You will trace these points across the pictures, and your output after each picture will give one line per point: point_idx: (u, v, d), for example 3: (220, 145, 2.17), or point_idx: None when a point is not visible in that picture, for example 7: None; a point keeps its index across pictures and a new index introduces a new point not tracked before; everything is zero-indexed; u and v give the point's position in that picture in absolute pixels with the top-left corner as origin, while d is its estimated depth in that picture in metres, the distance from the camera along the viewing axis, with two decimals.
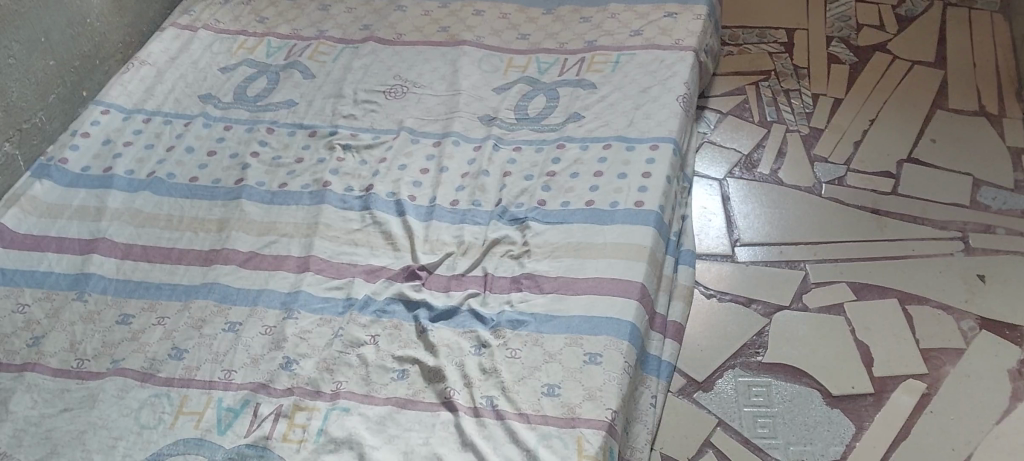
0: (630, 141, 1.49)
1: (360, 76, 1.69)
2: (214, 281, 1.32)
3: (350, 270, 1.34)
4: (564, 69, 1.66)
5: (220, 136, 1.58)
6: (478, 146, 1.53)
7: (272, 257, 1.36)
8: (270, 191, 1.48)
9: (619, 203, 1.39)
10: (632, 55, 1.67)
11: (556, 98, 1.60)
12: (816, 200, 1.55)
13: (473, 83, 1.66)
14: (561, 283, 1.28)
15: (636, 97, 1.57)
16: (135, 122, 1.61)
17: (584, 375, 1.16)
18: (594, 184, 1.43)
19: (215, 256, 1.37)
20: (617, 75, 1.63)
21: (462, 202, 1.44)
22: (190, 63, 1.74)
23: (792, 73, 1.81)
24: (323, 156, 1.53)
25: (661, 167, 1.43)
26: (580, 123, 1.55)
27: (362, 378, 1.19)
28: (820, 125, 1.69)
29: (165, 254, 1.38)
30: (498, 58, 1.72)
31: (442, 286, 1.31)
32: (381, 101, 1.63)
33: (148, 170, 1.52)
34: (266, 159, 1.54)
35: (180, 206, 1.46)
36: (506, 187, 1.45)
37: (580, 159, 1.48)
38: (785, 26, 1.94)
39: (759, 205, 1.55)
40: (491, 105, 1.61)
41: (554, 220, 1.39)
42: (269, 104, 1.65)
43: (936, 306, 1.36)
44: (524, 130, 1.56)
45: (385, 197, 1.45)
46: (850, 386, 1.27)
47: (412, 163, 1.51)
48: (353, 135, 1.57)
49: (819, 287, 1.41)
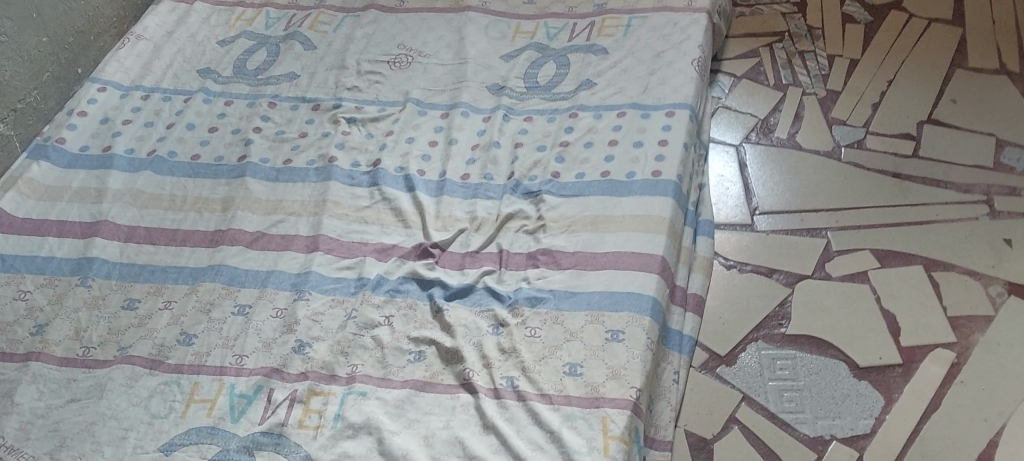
0: (645, 108, 1.45)
1: (363, 46, 1.64)
2: (221, 263, 1.29)
3: (360, 249, 1.31)
4: (573, 34, 1.61)
5: (221, 111, 1.54)
6: (487, 116, 1.49)
7: (280, 236, 1.33)
8: (275, 168, 1.43)
9: (636, 174, 1.35)
10: (643, 18, 1.61)
11: (567, 65, 1.55)
12: (836, 164, 1.51)
13: (480, 51, 1.60)
14: (579, 258, 1.25)
15: (649, 62, 1.53)
16: (133, 99, 1.56)
17: (607, 353, 1.13)
18: (609, 154, 1.39)
19: (221, 237, 1.33)
20: (629, 40, 1.58)
21: (474, 175, 1.40)
22: (187, 37, 1.69)
23: (807, 33, 1.76)
24: (327, 129, 1.49)
25: (677, 134, 1.39)
26: (592, 90, 1.50)
27: (378, 360, 1.15)
28: (837, 86, 1.64)
29: (169, 236, 1.34)
30: (505, 24, 1.66)
31: (456, 264, 1.28)
32: (386, 72, 1.58)
33: (149, 148, 1.47)
34: (269, 134, 1.49)
35: (182, 186, 1.41)
36: (518, 159, 1.41)
37: (594, 128, 1.43)
38: None
39: (777, 171, 1.51)
40: (499, 73, 1.56)
41: (570, 192, 1.35)
42: (270, 77, 1.60)
43: (963, 273, 1.33)
44: (535, 99, 1.51)
45: (394, 173, 1.41)
46: (877, 357, 1.24)
47: (420, 136, 1.47)
48: (358, 107, 1.52)
49: (842, 255, 1.37)
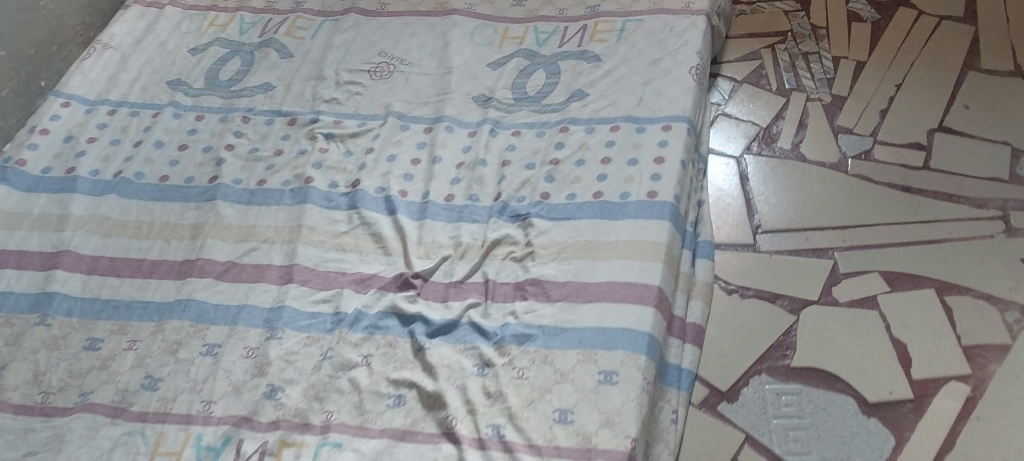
0: (640, 121, 1.36)
1: (342, 54, 1.55)
2: (189, 297, 1.21)
3: (338, 279, 1.23)
4: (564, 40, 1.52)
5: (191, 127, 1.45)
6: (473, 131, 1.40)
7: (252, 266, 1.25)
8: (248, 190, 1.35)
9: (630, 195, 1.27)
10: (638, 21, 1.53)
11: (557, 74, 1.47)
12: (842, 178, 1.42)
13: (466, 59, 1.52)
14: (570, 289, 1.17)
15: (644, 71, 1.44)
16: (99, 115, 1.47)
17: (600, 397, 1.05)
18: (601, 173, 1.31)
19: (189, 268, 1.25)
20: (623, 46, 1.49)
21: (458, 196, 1.32)
22: (156, 46, 1.60)
23: (810, 33, 1.67)
24: (304, 147, 1.41)
25: (674, 151, 1.31)
26: (584, 102, 1.41)
27: (355, 406, 1.08)
28: (843, 91, 1.55)
29: (135, 267, 1.26)
30: (492, 28, 1.57)
31: (439, 296, 1.20)
32: (366, 82, 1.50)
33: (115, 169, 1.39)
34: (241, 153, 1.41)
35: (150, 211, 1.34)
36: (506, 179, 1.33)
37: (586, 143, 1.35)
38: None
39: (779, 186, 1.43)
40: (485, 83, 1.48)
41: (560, 215, 1.27)
42: (244, 89, 1.51)
43: (978, 297, 1.25)
44: (524, 112, 1.42)
45: (374, 194, 1.33)
46: (887, 391, 1.16)
47: (402, 153, 1.38)
48: (336, 122, 1.44)
49: (849, 277, 1.29)
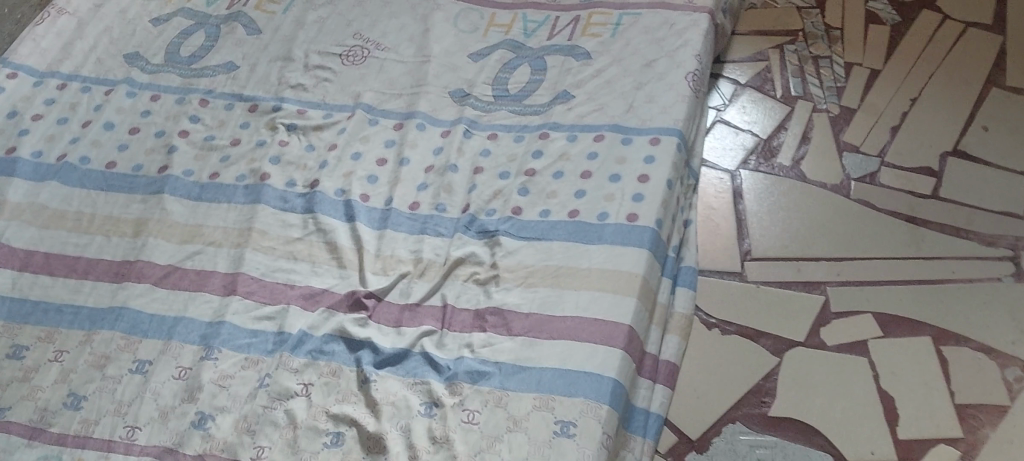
0: (626, 132, 1.25)
1: (313, 33, 1.43)
2: (123, 304, 1.12)
3: (285, 293, 1.13)
4: (554, 32, 1.40)
5: (145, 108, 1.35)
6: (446, 131, 1.29)
7: (195, 272, 1.16)
8: (198, 183, 1.26)
9: (608, 216, 1.17)
10: (636, 16, 1.40)
11: (543, 71, 1.35)
12: (843, 202, 1.31)
13: (446, 47, 1.40)
14: (534, 322, 1.07)
15: (637, 73, 1.32)
16: (47, 89, 1.37)
17: (553, 451, 0.95)
18: (579, 189, 1.20)
19: (127, 270, 1.16)
20: (617, 43, 1.37)
21: (424, 204, 1.22)
22: (116, 13, 1.49)
23: (824, 34, 1.54)
24: (263, 137, 1.30)
25: (661, 169, 1.20)
26: (569, 105, 1.30)
27: (288, 443, 0.99)
28: (853, 103, 1.43)
29: (69, 266, 1.17)
30: (478, 13, 1.45)
31: (391, 320, 1.10)
32: (336, 67, 1.38)
33: (59, 151, 1.29)
34: (196, 140, 1.31)
35: (92, 201, 1.24)
36: (476, 188, 1.23)
37: (566, 154, 1.24)
38: None
39: (774, 208, 1.32)
40: (465, 76, 1.36)
41: (531, 234, 1.17)
42: (205, 67, 1.40)
43: (978, 349, 1.14)
44: (503, 112, 1.31)
45: (333, 196, 1.23)
46: (869, 452, 1.06)
47: (368, 152, 1.28)
48: (300, 112, 1.33)
49: (841, 318, 1.19)
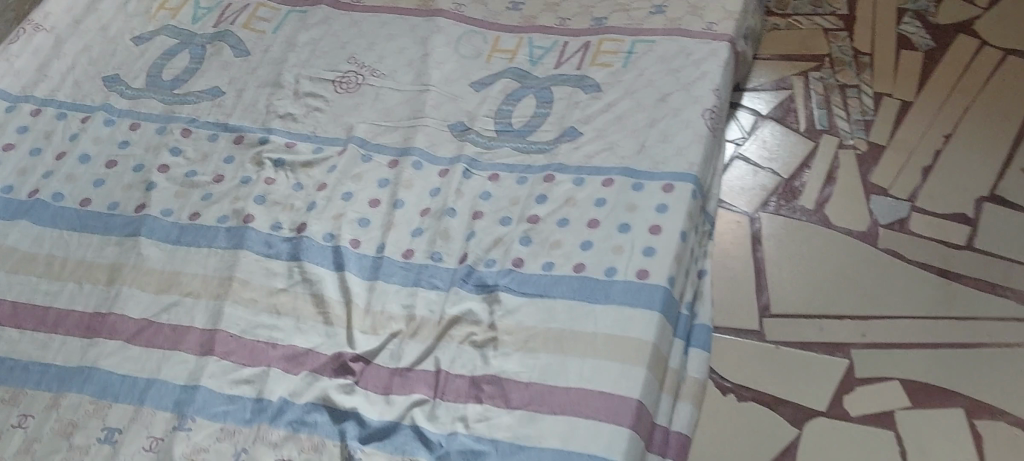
0: (637, 176, 1.16)
1: (305, 56, 1.34)
2: (93, 364, 1.04)
3: (267, 354, 1.05)
4: (562, 59, 1.31)
5: (124, 138, 1.26)
6: (445, 170, 1.20)
7: (171, 328, 1.07)
8: (178, 224, 1.17)
9: (617, 271, 1.07)
10: (650, 43, 1.30)
11: (549, 103, 1.26)
12: (869, 252, 1.22)
13: (446, 74, 1.30)
14: (533, 394, 0.99)
15: (651, 108, 1.23)
16: (20, 115, 1.29)
17: None
18: (586, 239, 1.11)
19: (99, 324, 1.08)
20: (629, 73, 1.27)
21: (418, 253, 1.13)
22: (96, 30, 1.40)
23: (851, 60, 1.44)
24: (248, 174, 1.21)
25: (674, 219, 1.11)
26: (576, 143, 1.21)
27: None
28: (882, 139, 1.33)
29: (38, 318, 1.09)
30: (481, 37, 1.35)
31: (381, 386, 1.02)
32: (329, 95, 1.29)
33: (30, 187, 1.21)
34: (177, 176, 1.22)
35: (64, 244, 1.16)
36: (475, 236, 1.14)
37: (572, 198, 1.15)
38: None
39: (793, 258, 1.23)
40: (466, 107, 1.27)
41: (533, 290, 1.08)
42: (189, 92, 1.31)
43: (1016, 424, 1.05)
44: (505, 149, 1.22)
45: (321, 242, 1.14)
46: None
47: (359, 191, 1.19)
48: (288, 145, 1.24)
49: (865, 385, 1.10)
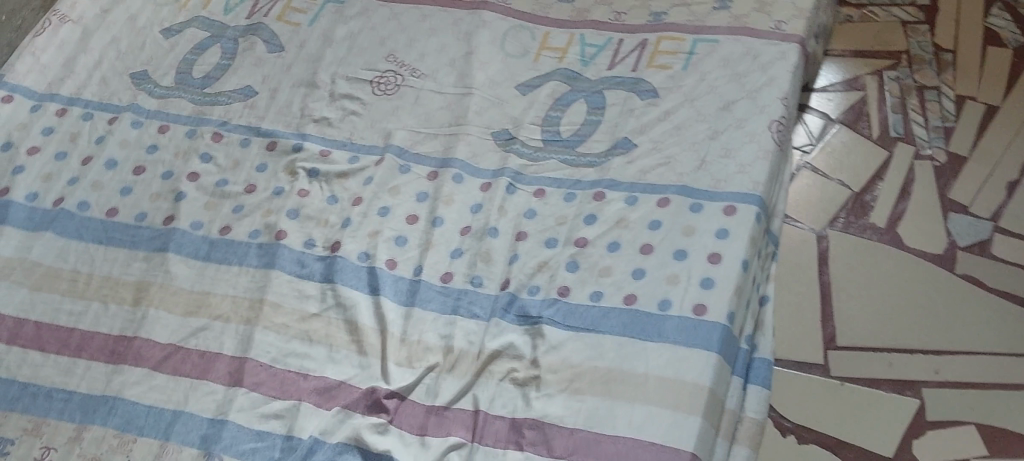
0: (695, 195, 1.07)
1: (342, 52, 1.27)
2: (117, 394, 1.00)
3: (298, 386, 1.00)
4: (616, 59, 1.21)
5: (151, 142, 1.20)
6: (488, 184, 1.13)
7: (198, 354, 1.03)
8: (207, 239, 1.12)
9: (671, 305, 0.99)
10: (712, 42, 1.20)
11: (602, 110, 1.17)
12: (944, 277, 1.13)
13: (491, 75, 1.22)
14: (578, 443, 0.92)
15: (712, 118, 1.13)
16: (46, 115, 1.23)
17: None
18: (638, 267, 1.03)
19: (125, 349, 1.04)
20: (689, 77, 1.17)
21: (458, 276, 1.06)
22: (125, 21, 1.34)
23: (932, 58, 1.33)
24: (281, 185, 1.15)
25: (735, 246, 1.02)
26: (629, 157, 1.12)
27: None
28: (964, 149, 1.23)
29: (62, 340, 1.05)
30: (530, 33, 1.26)
31: (416, 426, 0.97)
32: (366, 98, 1.22)
33: (55, 194, 1.16)
34: (206, 185, 1.16)
35: (90, 258, 1.11)
36: (518, 259, 1.06)
37: (625, 219, 1.07)
38: None
39: (860, 282, 1.13)
40: (511, 113, 1.19)
41: (580, 324, 1.00)
42: (220, 92, 1.25)
43: None
44: (553, 161, 1.14)
45: (356, 262, 1.08)
46: None
47: (396, 206, 1.12)
48: (322, 154, 1.17)
49: (937, 430, 1.02)
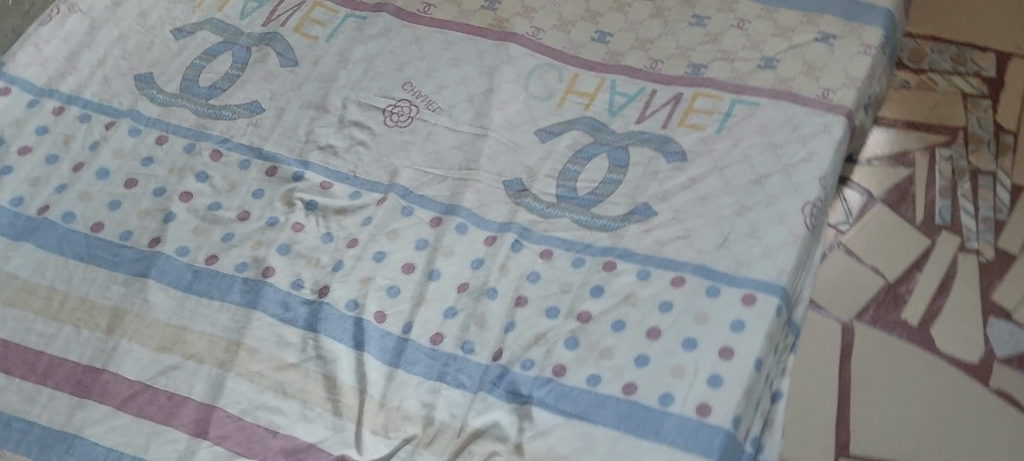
0: (713, 277, 0.98)
1: (357, 75, 1.21)
2: (77, 432, 0.94)
3: (265, 445, 0.94)
4: (645, 113, 1.13)
5: (147, 154, 1.15)
6: (492, 238, 1.05)
7: (167, 396, 0.96)
8: (192, 268, 1.05)
9: (673, 400, 0.91)
10: (753, 106, 1.11)
11: (625, 168, 1.09)
12: (968, 388, 1.11)
13: (510, 117, 1.15)
14: None
15: (742, 192, 1.04)
16: (42, 114, 1.18)
17: None
18: (641, 353, 0.95)
19: (92, 381, 0.97)
20: (722, 141, 1.09)
21: (448, 339, 0.99)
22: (136, 16, 1.29)
23: (989, 139, 1.33)
24: (276, 215, 1.09)
25: (750, 341, 0.93)
26: (647, 226, 1.04)
27: None
28: (1012, 245, 1.22)
29: (28, 364, 0.99)
30: (557, 74, 1.19)
31: None
32: (376, 127, 1.16)
33: (41, 201, 1.11)
34: (198, 208, 1.10)
35: (68, 275, 1.06)
36: (514, 328, 0.98)
37: (633, 296, 0.99)
38: (994, 56, 1.45)
39: (881, 384, 1.12)
40: (526, 161, 1.11)
41: (573, 409, 0.92)
42: (225, 106, 1.19)
43: None
44: (565, 220, 1.06)
45: (343, 311, 1.01)
46: None
47: (393, 252, 1.05)
48: (323, 186, 1.11)
49: None
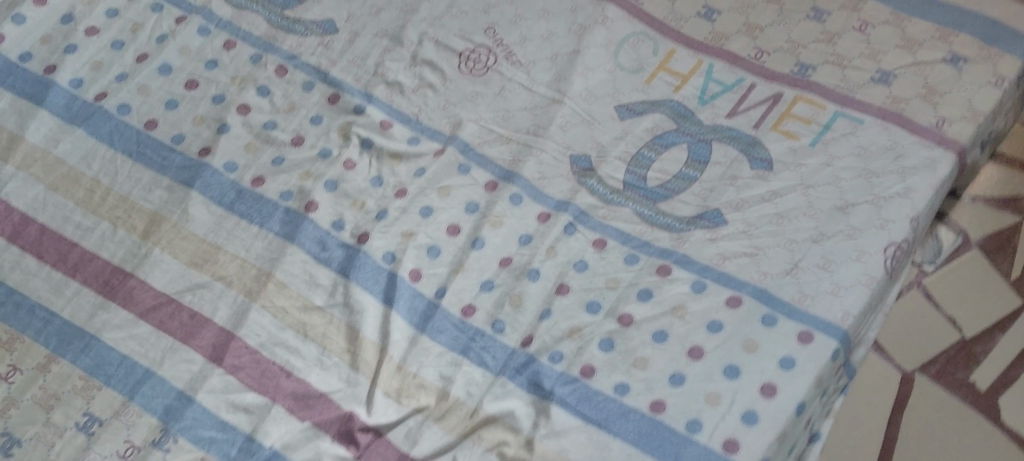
0: (773, 305, 0.90)
1: (439, 11, 1.16)
2: (95, 334, 0.92)
3: (277, 384, 0.90)
4: (738, 108, 1.04)
5: (212, 58, 1.12)
6: (546, 215, 0.99)
7: (189, 314, 0.94)
8: (236, 185, 1.02)
9: (701, 428, 0.83)
10: (856, 123, 1.01)
11: (704, 164, 1.01)
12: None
13: (590, 85, 1.09)
14: None
15: (824, 217, 0.95)
16: None
17: None
18: (678, 371, 0.87)
19: (118, 284, 0.96)
20: (813, 157, 1.00)
21: (479, 314, 0.94)
22: None
23: None
24: (330, 147, 1.05)
25: (799, 382, 0.85)
26: (715, 234, 0.95)
27: None
28: None
29: (62, 254, 0.98)
30: (652, 45, 1.11)
31: None
32: (449, 72, 1.11)
33: (100, 88, 1.09)
34: (254, 123, 1.07)
35: (114, 169, 1.03)
36: (550, 316, 0.93)
37: (682, 307, 0.91)
38: None
39: (929, 444, 1.12)
40: (598, 137, 1.04)
41: (594, 415, 0.86)
42: (298, 20, 1.15)
43: None
44: (629, 211, 0.98)
45: (378, 263, 0.97)
46: None
47: (441, 210, 1.00)
48: (383, 125, 1.07)
49: None
